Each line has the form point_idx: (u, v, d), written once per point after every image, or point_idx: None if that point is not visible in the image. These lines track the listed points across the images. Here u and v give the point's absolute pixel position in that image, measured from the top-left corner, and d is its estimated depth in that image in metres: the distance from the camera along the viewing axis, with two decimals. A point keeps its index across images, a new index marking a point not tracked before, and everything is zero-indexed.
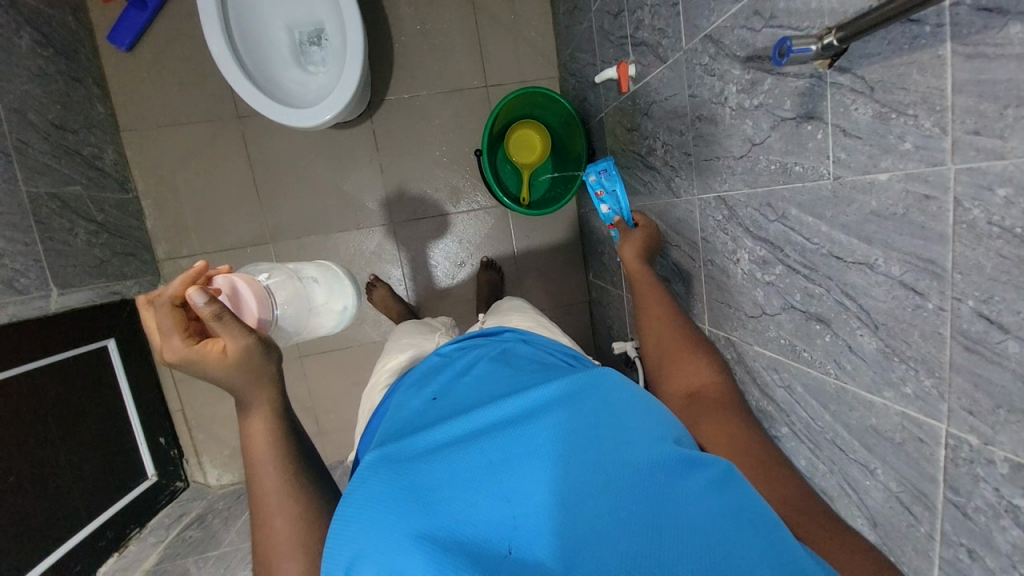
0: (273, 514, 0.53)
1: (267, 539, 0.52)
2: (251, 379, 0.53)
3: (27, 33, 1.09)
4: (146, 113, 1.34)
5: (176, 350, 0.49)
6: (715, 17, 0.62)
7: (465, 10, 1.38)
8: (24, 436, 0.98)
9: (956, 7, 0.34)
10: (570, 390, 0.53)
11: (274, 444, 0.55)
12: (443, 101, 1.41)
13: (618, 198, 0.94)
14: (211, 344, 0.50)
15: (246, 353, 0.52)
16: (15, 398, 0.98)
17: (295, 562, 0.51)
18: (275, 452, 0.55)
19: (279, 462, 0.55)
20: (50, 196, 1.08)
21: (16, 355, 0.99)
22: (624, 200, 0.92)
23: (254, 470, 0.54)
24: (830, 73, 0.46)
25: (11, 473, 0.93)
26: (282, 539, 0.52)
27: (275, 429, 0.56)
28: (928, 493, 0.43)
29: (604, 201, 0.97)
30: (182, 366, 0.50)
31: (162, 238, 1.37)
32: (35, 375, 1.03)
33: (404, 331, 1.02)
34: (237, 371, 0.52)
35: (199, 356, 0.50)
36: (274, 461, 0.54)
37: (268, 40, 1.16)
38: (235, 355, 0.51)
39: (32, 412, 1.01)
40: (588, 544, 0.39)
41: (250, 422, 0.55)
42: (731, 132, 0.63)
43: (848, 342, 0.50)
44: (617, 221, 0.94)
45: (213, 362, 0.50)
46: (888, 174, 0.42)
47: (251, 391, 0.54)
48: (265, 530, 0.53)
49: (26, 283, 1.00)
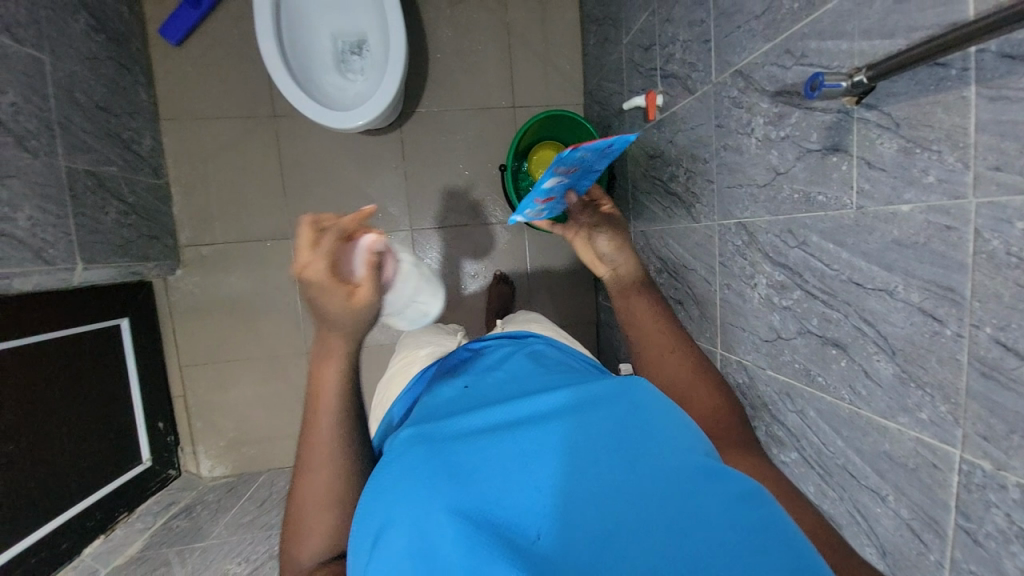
0: (319, 464, 0.53)
1: (307, 482, 0.53)
2: (342, 331, 0.53)
3: (83, 17, 1.15)
4: (186, 104, 1.39)
5: (320, 274, 0.48)
6: (747, 54, 0.66)
7: (500, 35, 1.45)
8: (22, 406, 0.99)
9: (982, 54, 0.37)
10: (607, 390, 0.53)
11: (340, 401, 0.54)
12: (472, 117, 1.47)
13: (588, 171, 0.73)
14: (358, 292, 0.51)
15: (368, 304, 0.52)
16: (13, 367, 0.99)
17: (329, 515, 0.53)
18: (338, 413, 0.54)
19: (336, 424, 0.54)
20: (87, 173, 1.12)
21: (19, 326, 1.00)
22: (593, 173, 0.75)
23: (311, 421, 0.54)
24: (858, 110, 0.49)
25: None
26: (320, 494, 0.53)
27: (343, 390, 0.55)
28: (939, 519, 0.44)
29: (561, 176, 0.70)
30: (309, 288, 0.49)
31: (186, 225, 1.40)
32: (37, 349, 1.05)
33: (419, 331, 1.04)
34: (350, 315, 0.52)
35: (331, 294, 0.50)
36: (331, 423, 0.54)
37: (314, 48, 1.22)
38: (359, 301, 0.51)
39: (29, 382, 1.02)
40: (617, 539, 0.40)
41: (323, 366, 0.55)
42: (756, 161, 0.66)
43: (864, 368, 0.51)
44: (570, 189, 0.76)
45: (338, 299, 0.50)
46: (910, 206, 0.44)
47: (339, 339, 0.53)
48: (303, 481, 0.53)
49: (53, 253, 1.01)
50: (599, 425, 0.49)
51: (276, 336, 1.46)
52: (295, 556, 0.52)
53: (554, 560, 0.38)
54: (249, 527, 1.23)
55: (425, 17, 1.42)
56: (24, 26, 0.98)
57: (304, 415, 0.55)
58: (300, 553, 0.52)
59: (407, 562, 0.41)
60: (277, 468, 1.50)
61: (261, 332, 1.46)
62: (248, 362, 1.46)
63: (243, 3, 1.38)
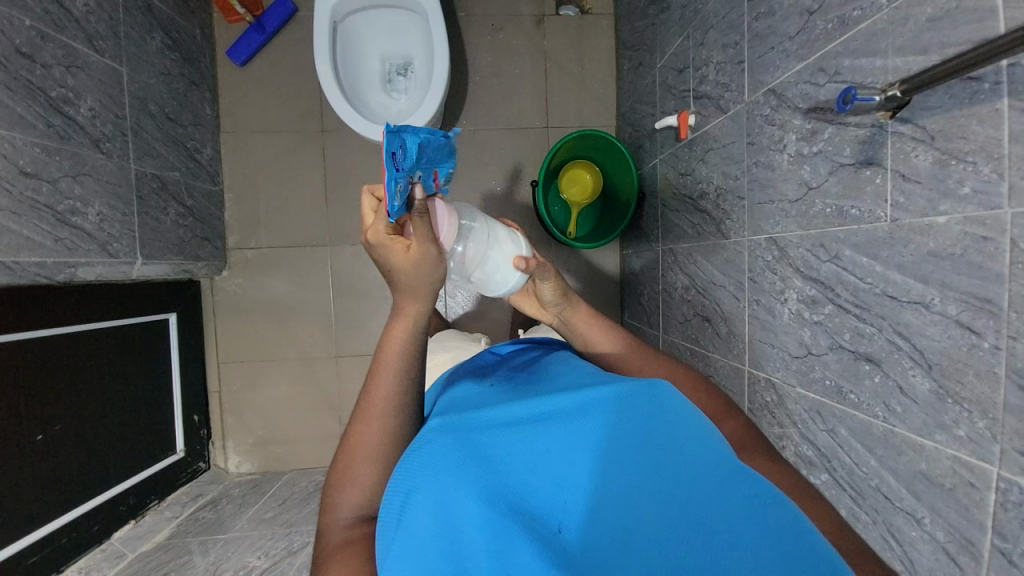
0: (372, 419, 0.56)
1: (359, 437, 0.56)
2: (414, 291, 0.58)
3: (159, 35, 1.27)
4: (244, 118, 1.50)
5: (377, 233, 0.56)
6: (780, 73, 0.67)
7: (537, 60, 1.52)
8: (71, 388, 1.06)
9: (1014, 67, 0.37)
10: (638, 386, 0.52)
11: (403, 363, 0.58)
12: (506, 136, 1.52)
13: (425, 139, 0.58)
14: (414, 245, 0.57)
15: (424, 256, 0.57)
16: (67, 350, 1.06)
17: (371, 470, 0.55)
18: (398, 375, 0.57)
19: (393, 384, 0.57)
20: (153, 176, 1.22)
21: (78, 314, 1.09)
22: (428, 136, 0.59)
23: (373, 380, 0.57)
24: (892, 124, 0.49)
25: (41, 429, 0.98)
26: (369, 448, 0.55)
27: (405, 352, 0.58)
28: (976, 542, 0.43)
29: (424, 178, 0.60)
30: (372, 247, 0.57)
31: (235, 229, 1.50)
32: (91, 335, 1.13)
33: (447, 337, 1.07)
34: (411, 268, 0.57)
35: (395, 246, 0.56)
36: (391, 385, 0.57)
37: (364, 67, 1.31)
38: (414, 254, 0.57)
39: (81, 364, 1.09)
40: (635, 538, 0.42)
41: (392, 326, 0.59)
42: (788, 177, 0.66)
43: (899, 384, 0.50)
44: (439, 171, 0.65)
45: (399, 254, 0.57)
46: (945, 217, 0.44)
47: (409, 300, 0.59)
48: (355, 433, 0.56)
49: (118, 247, 1.10)
50: (625, 424, 0.49)
51: (308, 338, 1.52)
52: (334, 505, 0.54)
53: (575, 556, 0.41)
54: (271, 522, 1.25)
55: (466, 41, 1.50)
56: (105, 38, 1.09)
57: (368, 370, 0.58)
58: (340, 503, 0.54)
59: (434, 544, 0.43)
60: (299, 468, 1.53)
61: (295, 334, 1.52)
62: (281, 362, 1.52)
63: (301, 28, 1.49)
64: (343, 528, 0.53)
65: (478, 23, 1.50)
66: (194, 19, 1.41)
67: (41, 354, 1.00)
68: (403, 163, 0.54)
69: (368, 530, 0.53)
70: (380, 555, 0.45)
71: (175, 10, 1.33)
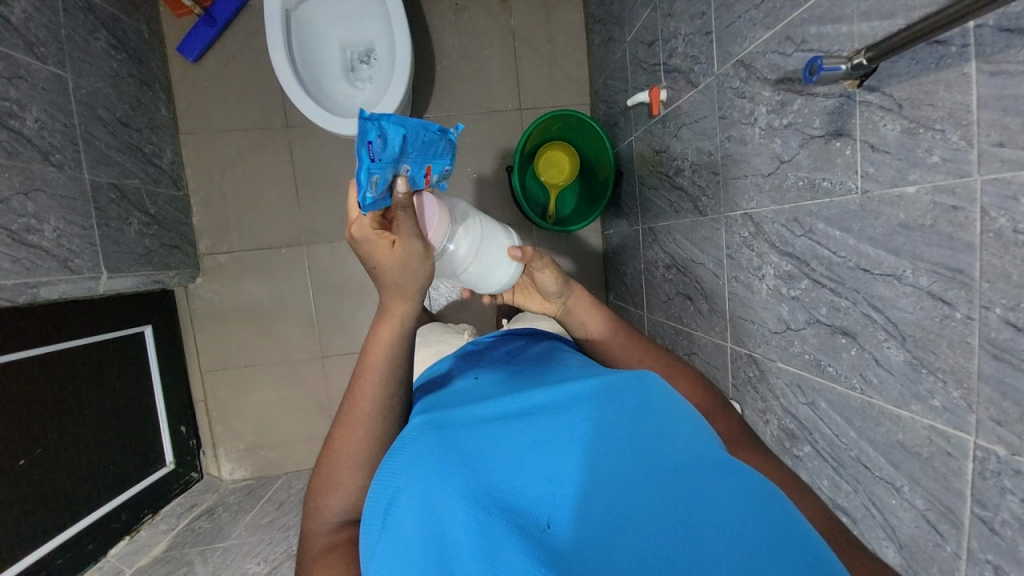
0: (358, 421, 0.55)
1: (344, 441, 0.55)
2: (397, 288, 0.56)
3: (103, 35, 1.19)
4: (205, 117, 1.44)
5: (362, 228, 0.54)
6: (748, 43, 0.65)
7: (505, 38, 1.47)
8: (48, 410, 1.03)
9: (980, 28, 0.36)
10: (623, 380, 0.53)
11: (386, 364, 0.57)
12: (479, 121, 1.48)
13: (415, 131, 0.54)
14: (397, 243, 0.55)
15: (409, 253, 0.55)
16: (39, 373, 1.02)
17: (356, 473, 0.54)
18: (384, 377, 0.56)
19: (380, 387, 0.56)
20: (111, 186, 1.17)
21: (48, 334, 1.05)
22: (420, 128, 0.55)
23: (358, 383, 0.56)
24: (860, 92, 0.48)
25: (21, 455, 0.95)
26: (355, 451, 0.54)
27: (391, 355, 0.57)
28: (955, 509, 0.44)
29: (412, 171, 0.57)
30: (356, 243, 0.55)
31: (205, 234, 1.45)
32: (63, 356, 1.09)
33: (432, 330, 1.06)
34: (395, 266, 0.55)
35: (380, 243, 0.54)
36: (376, 388, 0.56)
37: (324, 57, 1.25)
38: (398, 251, 0.55)
39: (59, 385, 1.06)
40: (625, 532, 0.42)
41: (378, 327, 0.57)
42: (760, 151, 0.65)
43: (875, 356, 0.50)
44: (434, 164, 0.61)
45: (382, 250, 0.54)
46: (916, 187, 0.43)
47: (395, 298, 0.57)
48: (340, 436, 0.55)
49: (79, 263, 1.06)
50: (611, 416, 0.50)
51: (292, 341, 1.49)
52: (319, 509, 0.53)
53: (564, 550, 0.41)
54: (269, 527, 1.24)
55: (430, 23, 1.44)
56: (46, 43, 1.03)
57: (353, 374, 0.57)
58: (325, 507, 0.53)
59: (419, 546, 0.43)
60: (294, 470, 1.52)
61: (279, 338, 1.49)
62: (266, 367, 1.49)
63: (255, 18, 1.42)
64: (328, 533, 0.52)
65: (441, 3, 1.44)
66: (139, 15, 1.33)
67: (14, 380, 0.96)
68: (381, 155, 0.50)
69: (354, 532, 0.52)
70: (366, 555, 0.45)
71: (118, 7, 1.25)
